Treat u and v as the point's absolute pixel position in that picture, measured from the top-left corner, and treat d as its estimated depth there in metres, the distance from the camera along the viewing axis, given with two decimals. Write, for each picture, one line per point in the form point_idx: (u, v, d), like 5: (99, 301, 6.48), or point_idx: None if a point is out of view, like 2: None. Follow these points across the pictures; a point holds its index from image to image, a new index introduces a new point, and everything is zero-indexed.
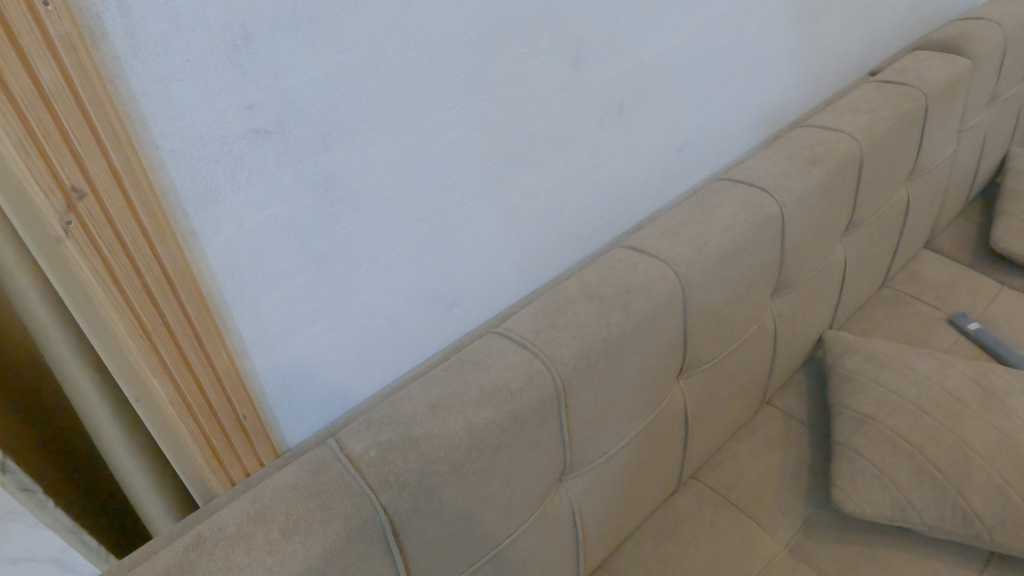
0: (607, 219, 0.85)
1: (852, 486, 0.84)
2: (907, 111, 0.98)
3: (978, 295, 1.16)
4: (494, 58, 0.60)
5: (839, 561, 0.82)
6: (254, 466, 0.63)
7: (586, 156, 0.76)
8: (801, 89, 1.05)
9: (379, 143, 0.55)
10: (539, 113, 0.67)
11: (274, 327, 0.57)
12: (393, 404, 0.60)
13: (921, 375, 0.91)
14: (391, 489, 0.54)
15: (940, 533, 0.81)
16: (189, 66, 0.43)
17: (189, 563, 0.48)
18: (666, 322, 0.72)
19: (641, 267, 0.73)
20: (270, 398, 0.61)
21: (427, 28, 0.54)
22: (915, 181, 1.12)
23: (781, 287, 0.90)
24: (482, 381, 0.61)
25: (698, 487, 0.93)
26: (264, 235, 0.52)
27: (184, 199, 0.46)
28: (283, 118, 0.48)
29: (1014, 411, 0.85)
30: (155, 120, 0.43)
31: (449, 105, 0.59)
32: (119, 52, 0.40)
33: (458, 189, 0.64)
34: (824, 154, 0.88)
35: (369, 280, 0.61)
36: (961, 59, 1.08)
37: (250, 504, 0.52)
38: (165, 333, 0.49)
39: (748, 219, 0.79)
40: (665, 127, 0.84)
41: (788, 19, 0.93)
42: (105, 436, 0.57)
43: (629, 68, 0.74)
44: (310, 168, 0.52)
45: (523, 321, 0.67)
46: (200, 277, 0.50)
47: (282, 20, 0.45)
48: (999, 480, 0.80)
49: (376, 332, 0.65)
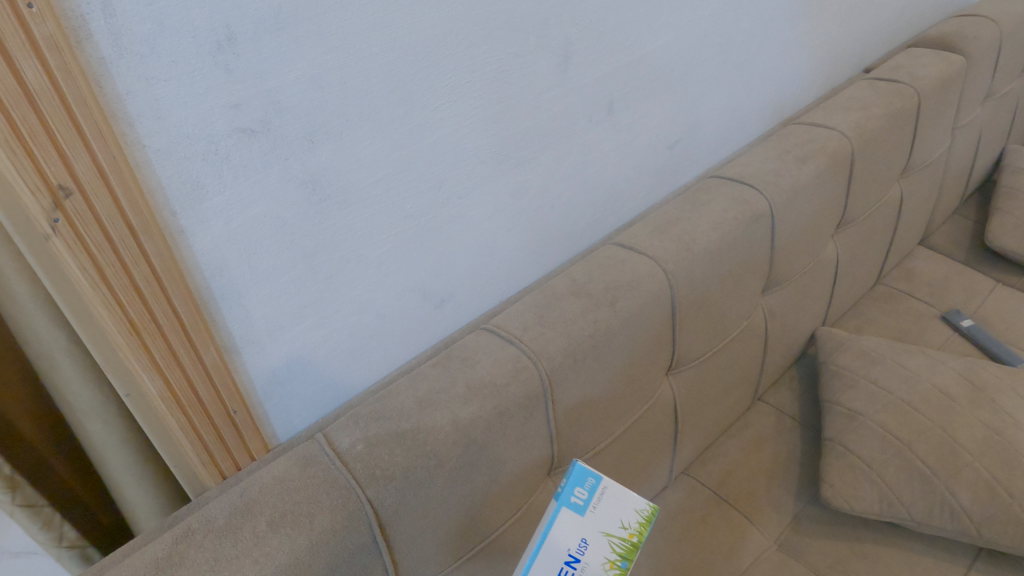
0: (598, 216, 0.86)
1: (841, 482, 0.85)
2: (898, 108, 0.98)
3: (971, 292, 1.17)
4: (481, 57, 0.61)
5: (828, 557, 0.83)
6: (245, 461, 0.63)
7: (577, 155, 0.77)
8: (792, 86, 1.06)
9: (365, 141, 0.56)
10: (528, 112, 0.68)
11: (264, 322, 0.58)
12: (381, 399, 0.61)
13: (911, 372, 0.92)
14: (376, 483, 0.55)
15: (930, 529, 0.82)
16: (174, 65, 0.43)
17: (178, 554, 0.49)
18: (654, 319, 0.72)
19: (629, 264, 0.73)
20: (261, 394, 0.62)
21: (414, 28, 0.55)
22: (908, 178, 1.12)
23: (771, 284, 0.91)
24: (470, 377, 0.62)
25: (689, 482, 0.93)
26: (252, 233, 0.52)
27: (172, 198, 0.47)
28: (268, 118, 0.49)
29: (1003, 408, 0.86)
30: (140, 119, 0.43)
31: (436, 103, 0.60)
32: (104, 53, 0.40)
33: (446, 186, 0.65)
34: (815, 151, 0.88)
35: (357, 277, 0.62)
36: (957, 56, 1.08)
37: (238, 496, 0.53)
38: (153, 329, 0.50)
39: (737, 215, 0.80)
40: (655, 124, 0.85)
41: (779, 17, 0.94)
42: (99, 444, 0.58)
43: (619, 65, 0.75)
44: (296, 166, 0.52)
45: (511, 317, 0.68)
46: (189, 274, 0.51)
47: (266, 20, 0.46)
48: (986, 475, 0.81)
49: (367, 327, 0.67)
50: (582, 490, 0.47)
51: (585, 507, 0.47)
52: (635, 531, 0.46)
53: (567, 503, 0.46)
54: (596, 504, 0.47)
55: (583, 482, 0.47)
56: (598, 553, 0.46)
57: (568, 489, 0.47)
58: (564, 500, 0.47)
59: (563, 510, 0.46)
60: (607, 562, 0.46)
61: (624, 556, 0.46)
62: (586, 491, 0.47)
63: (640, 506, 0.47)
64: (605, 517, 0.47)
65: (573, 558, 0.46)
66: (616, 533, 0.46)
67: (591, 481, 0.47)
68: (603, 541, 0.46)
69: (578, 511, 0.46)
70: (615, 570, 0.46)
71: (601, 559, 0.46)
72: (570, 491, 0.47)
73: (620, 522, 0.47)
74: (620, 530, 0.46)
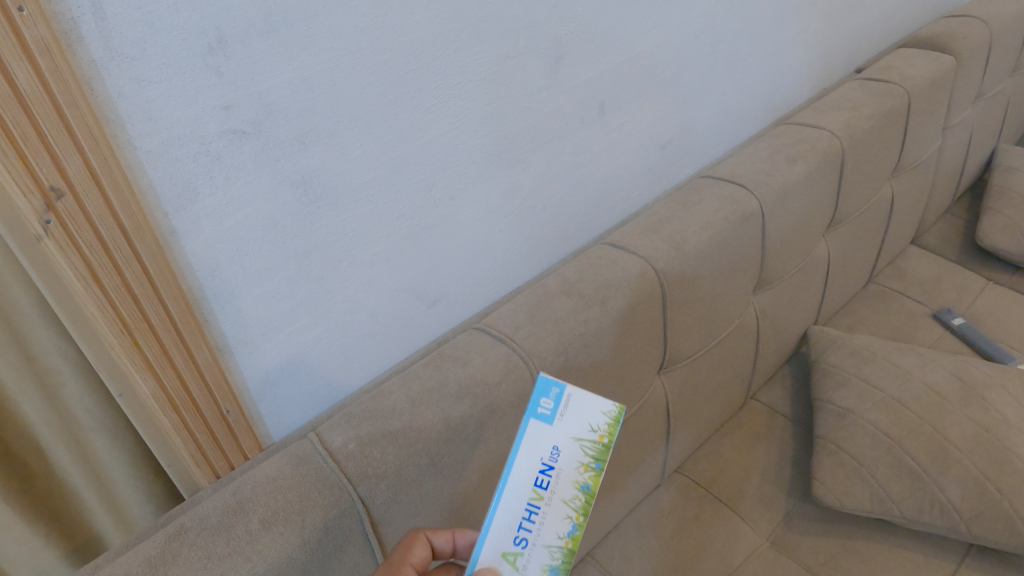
0: (589, 217, 0.87)
1: (833, 480, 0.85)
2: (888, 108, 0.98)
3: (962, 291, 1.18)
4: (471, 58, 0.62)
5: (820, 554, 0.83)
6: (239, 460, 0.64)
7: (568, 155, 0.77)
8: (782, 87, 1.07)
9: (357, 142, 0.56)
10: (520, 112, 0.69)
11: (256, 323, 0.58)
12: (373, 398, 0.61)
13: (903, 370, 0.92)
14: (368, 481, 0.55)
15: (920, 525, 0.82)
16: (165, 68, 0.44)
17: (170, 553, 0.49)
18: (644, 316, 0.73)
19: (620, 263, 0.73)
20: (254, 394, 0.62)
21: (405, 29, 0.55)
22: (899, 178, 1.13)
23: (762, 283, 0.92)
24: (461, 376, 0.62)
25: (681, 481, 0.94)
26: (243, 235, 0.53)
27: (164, 199, 0.47)
28: (259, 119, 0.49)
29: (992, 405, 0.86)
30: (131, 121, 0.44)
31: (428, 104, 0.60)
32: (95, 56, 0.41)
33: (438, 187, 0.65)
34: (805, 151, 0.89)
35: (350, 277, 0.63)
36: (947, 57, 1.09)
37: (230, 496, 0.53)
38: (146, 329, 0.50)
39: (728, 215, 0.80)
40: (646, 125, 0.86)
41: (769, 17, 0.94)
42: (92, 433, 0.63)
43: (610, 66, 0.75)
44: (288, 167, 0.53)
45: (502, 316, 0.69)
46: (181, 274, 0.51)
47: (257, 22, 0.47)
48: (976, 472, 0.81)
49: (359, 327, 0.67)
50: (547, 400, 0.44)
51: (553, 416, 0.44)
52: (605, 432, 0.44)
53: (534, 414, 0.44)
54: (564, 411, 0.44)
55: (548, 392, 0.44)
56: (572, 459, 0.43)
57: (533, 400, 0.44)
58: (531, 412, 0.44)
59: (531, 421, 0.44)
60: (581, 466, 0.43)
61: (597, 458, 0.44)
62: (552, 401, 0.44)
63: (607, 407, 0.44)
64: (574, 423, 0.44)
65: (546, 466, 0.43)
66: (586, 437, 0.44)
67: (555, 391, 0.44)
68: (574, 447, 0.43)
69: (546, 421, 0.44)
70: (590, 473, 0.43)
71: (576, 464, 0.43)
72: (535, 402, 0.44)
73: (589, 426, 0.44)
74: (590, 434, 0.44)
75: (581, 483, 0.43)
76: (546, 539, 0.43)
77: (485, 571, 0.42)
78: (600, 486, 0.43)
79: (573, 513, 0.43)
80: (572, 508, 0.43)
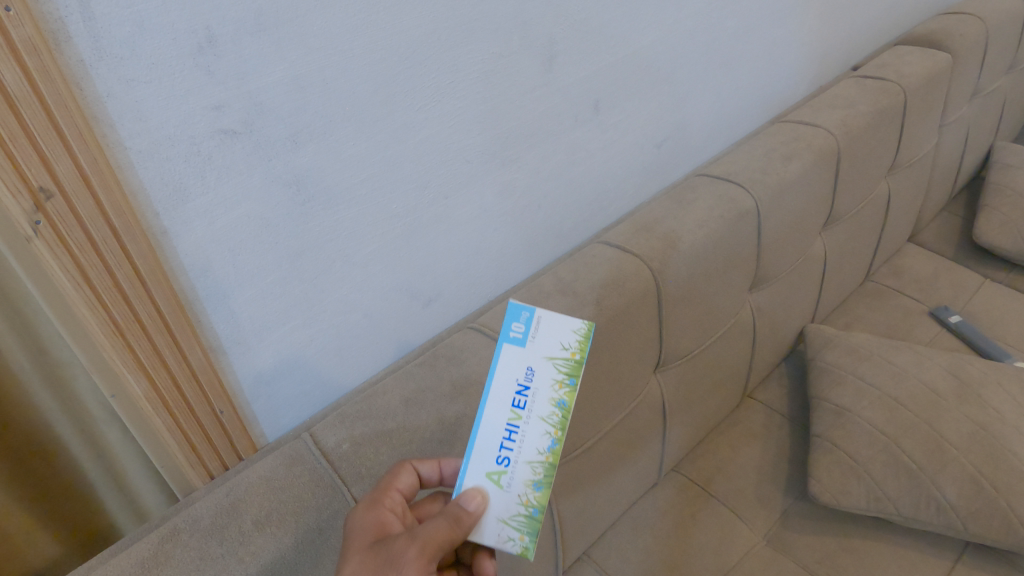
0: (585, 216, 0.87)
1: (829, 478, 0.85)
2: (884, 106, 0.98)
3: (960, 289, 1.18)
4: (465, 56, 0.61)
5: (817, 552, 0.83)
6: (233, 460, 0.64)
7: (562, 154, 0.77)
8: (777, 85, 1.07)
9: (349, 141, 0.56)
10: (515, 112, 0.69)
11: (250, 322, 0.58)
12: (368, 398, 0.61)
13: (899, 368, 0.92)
14: (363, 482, 0.55)
15: (916, 523, 0.82)
16: (156, 66, 0.43)
17: (163, 553, 0.48)
18: (639, 315, 0.73)
19: (615, 262, 0.73)
20: (248, 394, 0.62)
21: (397, 27, 0.55)
22: (895, 175, 1.13)
23: (758, 281, 0.92)
24: (456, 375, 0.62)
25: (678, 480, 0.94)
26: (233, 234, 0.53)
27: (155, 199, 0.47)
28: (251, 119, 0.49)
29: (989, 403, 0.86)
30: (121, 121, 0.43)
31: (420, 104, 0.60)
32: (83, 55, 0.40)
33: (432, 186, 0.65)
34: (801, 149, 0.89)
35: (344, 277, 0.63)
36: (943, 55, 1.09)
37: (224, 496, 0.52)
38: (138, 329, 0.50)
39: (723, 213, 0.80)
40: (641, 124, 0.86)
41: (765, 15, 0.94)
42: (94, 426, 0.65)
43: (604, 65, 0.75)
44: (281, 167, 0.53)
45: (497, 316, 0.69)
46: (174, 275, 0.51)
47: (247, 22, 0.46)
48: (972, 470, 0.81)
49: (354, 326, 0.67)
50: (518, 323, 0.46)
51: (525, 338, 0.46)
52: (577, 348, 0.46)
53: (507, 338, 0.46)
54: (535, 332, 0.46)
55: (519, 316, 0.46)
56: (546, 377, 0.45)
57: (504, 325, 0.46)
58: (503, 336, 0.46)
59: (504, 345, 0.46)
60: (557, 383, 0.45)
61: (571, 374, 0.46)
62: (523, 324, 0.46)
63: (577, 325, 0.46)
64: (546, 343, 0.46)
65: (523, 387, 0.45)
66: (559, 355, 0.46)
67: (525, 314, 0.46)
68: (548, 365, 0.46)
69: (519, 343, 0.46)
70: (565, 389, 0.45)
71: (550, 382, 0.45)
72: (507, 326, 0.46)
73: (561, 344, 0.46)
74: (563, 351, 0.46)
75: (558, 399, 0.45)
76: (527, 455, 0.45)
77: (472, 489, 0.45)
78: (575, 400, 0.45)
79: (551, 429, 0.45)
80: (550, 423, 0.45)
